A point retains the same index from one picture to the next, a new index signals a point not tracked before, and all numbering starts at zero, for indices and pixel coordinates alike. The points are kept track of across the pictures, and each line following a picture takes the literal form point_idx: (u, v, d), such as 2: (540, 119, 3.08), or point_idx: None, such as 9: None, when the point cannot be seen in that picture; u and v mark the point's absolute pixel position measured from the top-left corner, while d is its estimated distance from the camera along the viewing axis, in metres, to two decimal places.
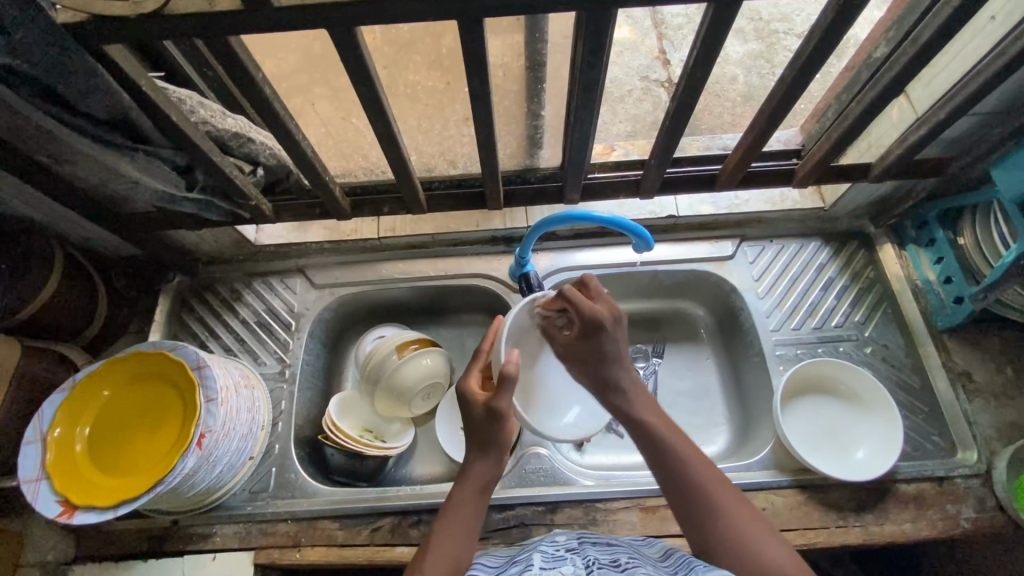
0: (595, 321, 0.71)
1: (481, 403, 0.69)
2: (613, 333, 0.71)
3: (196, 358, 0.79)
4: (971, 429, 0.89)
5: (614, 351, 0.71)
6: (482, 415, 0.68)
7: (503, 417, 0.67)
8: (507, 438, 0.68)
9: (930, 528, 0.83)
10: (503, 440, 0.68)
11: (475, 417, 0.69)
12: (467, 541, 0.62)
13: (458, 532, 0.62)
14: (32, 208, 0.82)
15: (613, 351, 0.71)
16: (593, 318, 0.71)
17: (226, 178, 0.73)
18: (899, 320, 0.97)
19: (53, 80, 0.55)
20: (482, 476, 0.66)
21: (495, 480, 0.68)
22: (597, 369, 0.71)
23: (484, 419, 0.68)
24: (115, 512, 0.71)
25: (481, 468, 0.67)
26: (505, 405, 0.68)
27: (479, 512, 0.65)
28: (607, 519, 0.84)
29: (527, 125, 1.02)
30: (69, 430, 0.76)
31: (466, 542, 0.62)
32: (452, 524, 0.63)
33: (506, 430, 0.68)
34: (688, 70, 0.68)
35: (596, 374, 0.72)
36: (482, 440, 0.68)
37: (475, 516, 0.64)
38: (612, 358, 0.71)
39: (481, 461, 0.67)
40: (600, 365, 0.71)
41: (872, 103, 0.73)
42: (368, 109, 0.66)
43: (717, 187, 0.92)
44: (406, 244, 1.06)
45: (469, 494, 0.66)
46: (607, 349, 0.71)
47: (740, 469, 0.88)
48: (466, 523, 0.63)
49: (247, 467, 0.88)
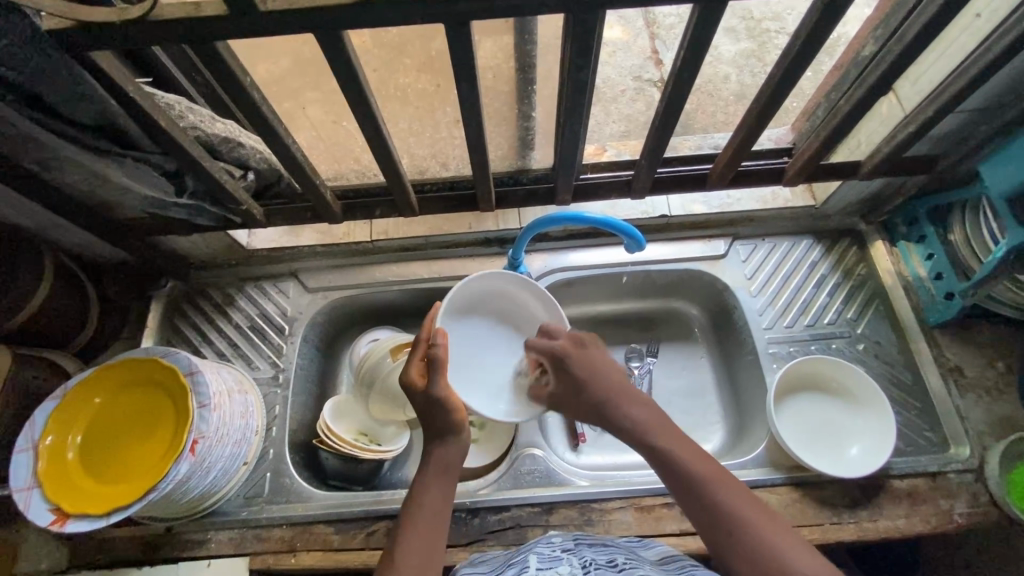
0: (560, 352, 0.78)
1: (421, 390, 0.71)
2: (580, 358, 0.77)
3: (188, 363, 0.79)
4: (963, 424, 0.89)
5: (591, 370, 0.75)
6: (423, 403, 0.70)
7: (445, 399, 0.69)
8: (457, 419, 0.69)
9: (924, 523, 0.83)
10: (454, 420, 0.69)
11: (419, 406, 0.70)
12: (436, 529, 0.63)
13: (424, 520, 0.63)
14: (23, 215, 0.82)
15: (587, 374, 0.75)
16: (556, 353, 0.78)
17: (216, 182, 0.72)
18: (891, 316, 0.98)
19: (40, 87, 0.55)
20: (440, 459, 0.68)
21: (458, 463, 0.69)
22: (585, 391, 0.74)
23: (426, 406, 0.69)
24: (107, 520, 0.70)
25: (439, 454, 0.68)
26: (442, 389, 0.69)
27: (446, 496, 0.66)
28: (603, 519, 0.84)
29: (519, 126, 1.03)
30: (60, 438, 0.76)
31: (435, 533, 0.63)
32: (421, 519, 0.63)
33: (455, 412, 0.69)
34: (676, 71, 0.68)
35: (586, 406, 0.75)
36: (433, 426, 0.69)
37: (440, 501, 0.65)
38: (588, 379, 0.75)
39: (437, 447, 0.68)
40: (583, 387, 0.75)
41: (860, 101, 0.73)
42: (357, 112, 0.66)
43: (708, 186, 0.93)
44: (399, 246, 1.06)
45: (429, 480, 0.66)
46: (581, 374, 0.75)
47: (734, 467, 0.88)
48: (432, 509, 0.64)
49: (241, 472, 0.88)
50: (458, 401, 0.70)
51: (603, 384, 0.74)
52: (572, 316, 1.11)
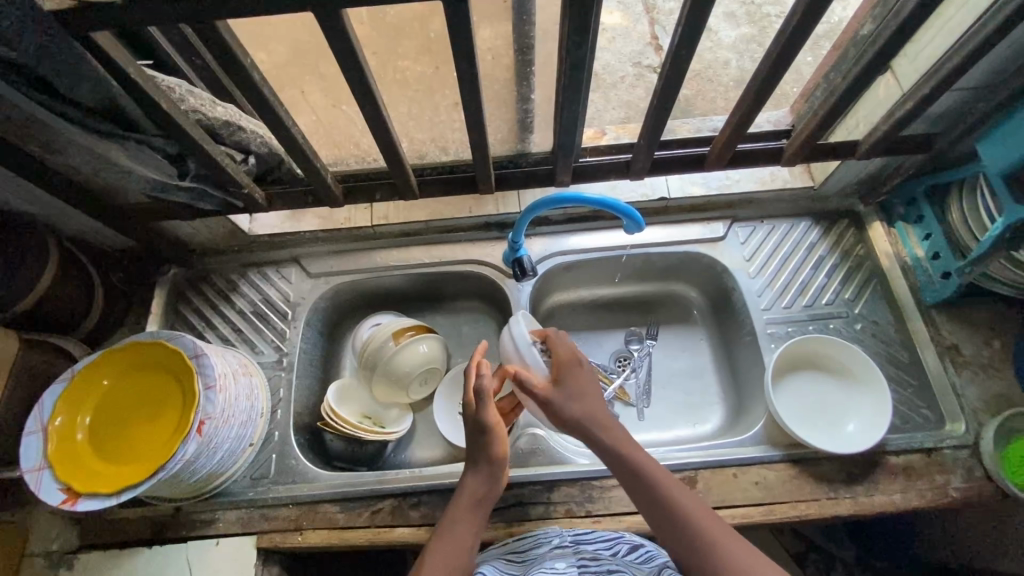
0: (572, 360, 0.79)
1: (471, 415, 0.74)
2: (587, 374, 0.79)
3: (193, 346, 0.81)
4: (958, 401, 0.90)
5: (585, 390, 0.77)
6: (472, 426, 0.73)
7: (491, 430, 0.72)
8: (498, 454, 0.73)
9: (919, 498, 0.84)
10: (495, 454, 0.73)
11: (468, 428, 0.74)
12: (462, 555, 0.68)
13: (456, 547, 0.68)
14: (25, 202, 0.83)
15: (583, 387, 0.77)
16: (568, 358, 0.79)
17: (217, 166, 0.73)
18: (887, 296, 0.99)
19: (43, 69, 0.55)
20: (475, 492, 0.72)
21: (489, 498, 0.73)
22: (577, 407, 0.75)
23: (474, 431, 0.73)
24: (117, 499, 0.72)
25: (474, 484, 0.73)
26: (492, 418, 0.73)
27: (476, 527, 0.71)
28: (603, 496, 0.86)
29: (518, 110, 1.03)
30: (69, 420, 0.77)
31: (460, 560, 0.67)
32: (448, 544, 0.68)
33: (496, 444, 0.73)
34: (673, 48, 0.68)
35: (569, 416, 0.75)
36: (474, 455, 0.74)
37: (471, 531, 0.70)
38: (586, 395, 0.76)
39: (474, 479, 0.73)
40: (575, 400, 0.76)
41: (857, 79, 0.73)
42: (357, 92, 0.67)
43: (706, 167, 0.93)
44: (399, 231, 1.07)
45: (461, 510, 0.71)
46: (579, 386, 0.77)
47: (733, 444, 0.89)
48: (462, 536, 0.69)
49: (247, 453, 0.89)
50: (502, 435, 0.74)
51: (582, 409, 0.75)
52: (572, 301, 1.12)
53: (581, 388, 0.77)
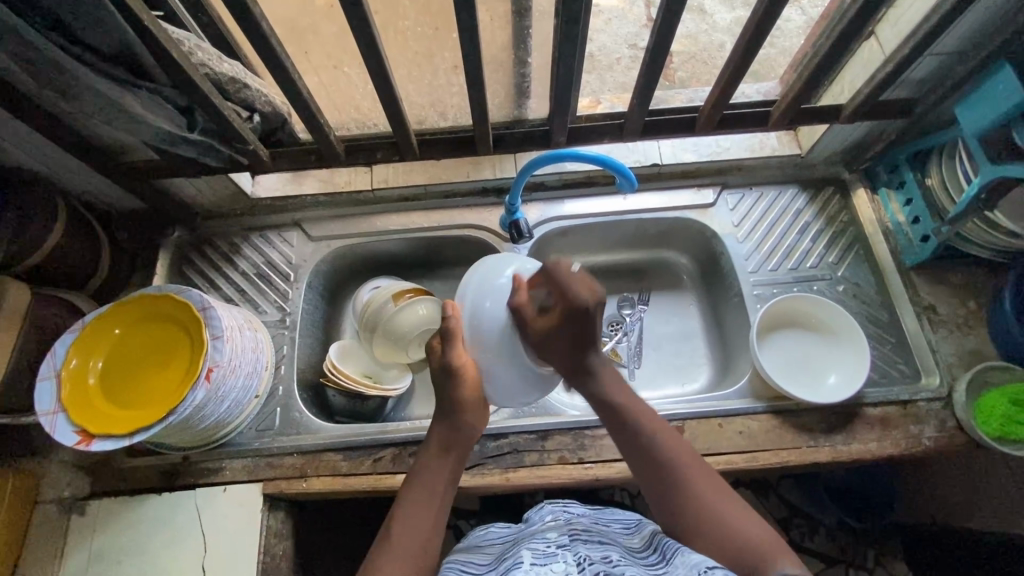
0: (586, 305, 0.71)
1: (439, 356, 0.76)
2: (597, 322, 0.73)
3: (201, 300, 0.83)
4: (934, 357, 0.94)
5: (586, 337, 0.73)
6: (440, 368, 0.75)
7: (458, 370, 0.73)
8: (463, 398, 0.73)
9: (894, 446, 0.89)
10: (463, 400, 0.73)
11: (436, 371, 0.75)
12: (432, 506, 0.67)
13: (426, 499, 0.67)
14: (35, 159, 0.85)
15: (587, 338, 0.73)
16: (580, 306, 0.71)
17: (225, 120, 0.76)
18: (870, 260, 1.03)
19: (64, 11, 0.59)
20: (440, 438, 0.72)
21: (456, 445, 0.73)
22: (568, 350, 0.74)
23: (442, 371, 0.74)
24: (130, 440, 0.75)
25: (441, 433, 0.73)
26: (457, 359, 0.74)
27: (447, 473, 0.71)
28: (595, 445, 0.90)
29: (515, 74, 1.05)
30: (83, 363, 0.80)
31: (431, 510, 0.67)
32: (415, 493, 0.68)
33: (461, 387, 0.73)
34: (664, 4, 0.71)
35: (571, 360, 0.75)
36: (446, 401, 0.73)
37: (442, 482, 0.69)
38: (591, 344, 0.74)
39: (442, 427, 0.73)
40: (577, 349, 0.74)
41: (839, 38, 0.77)
42: (362, 43, 0.70)
43: (696, 131, 0.96)
44: (399, 196, 1.09)
45: (427, 458, 0.71)
46: (574, 336, 0.73)
47: (719, 397, 0.94)
48: (431, 493, 0.68)
49: (252, 406, 0.92)
50: (470, 378, 0.74)
51: (571, 359, 0.75)
52: None
53: (592, 332, 0.73)
